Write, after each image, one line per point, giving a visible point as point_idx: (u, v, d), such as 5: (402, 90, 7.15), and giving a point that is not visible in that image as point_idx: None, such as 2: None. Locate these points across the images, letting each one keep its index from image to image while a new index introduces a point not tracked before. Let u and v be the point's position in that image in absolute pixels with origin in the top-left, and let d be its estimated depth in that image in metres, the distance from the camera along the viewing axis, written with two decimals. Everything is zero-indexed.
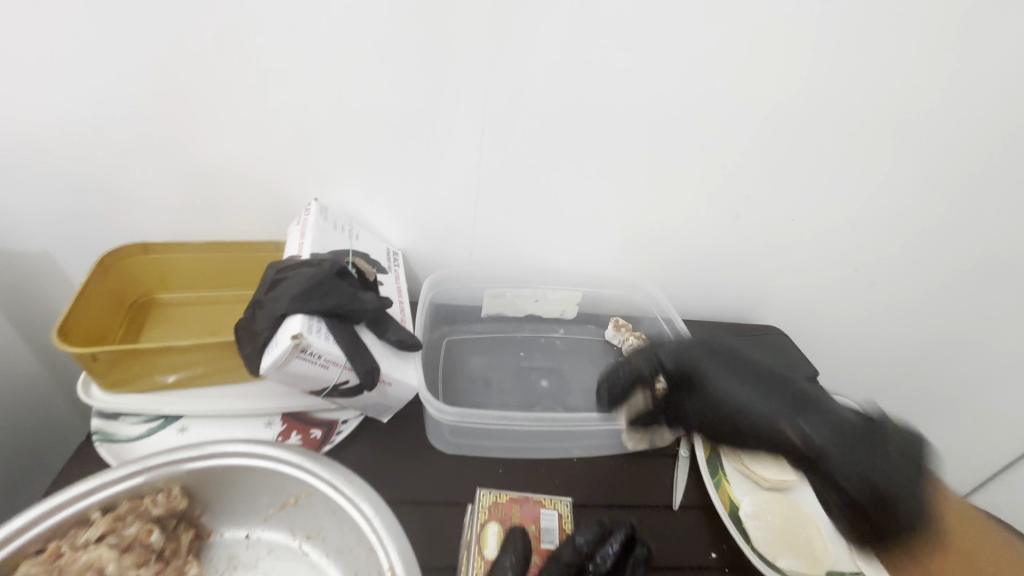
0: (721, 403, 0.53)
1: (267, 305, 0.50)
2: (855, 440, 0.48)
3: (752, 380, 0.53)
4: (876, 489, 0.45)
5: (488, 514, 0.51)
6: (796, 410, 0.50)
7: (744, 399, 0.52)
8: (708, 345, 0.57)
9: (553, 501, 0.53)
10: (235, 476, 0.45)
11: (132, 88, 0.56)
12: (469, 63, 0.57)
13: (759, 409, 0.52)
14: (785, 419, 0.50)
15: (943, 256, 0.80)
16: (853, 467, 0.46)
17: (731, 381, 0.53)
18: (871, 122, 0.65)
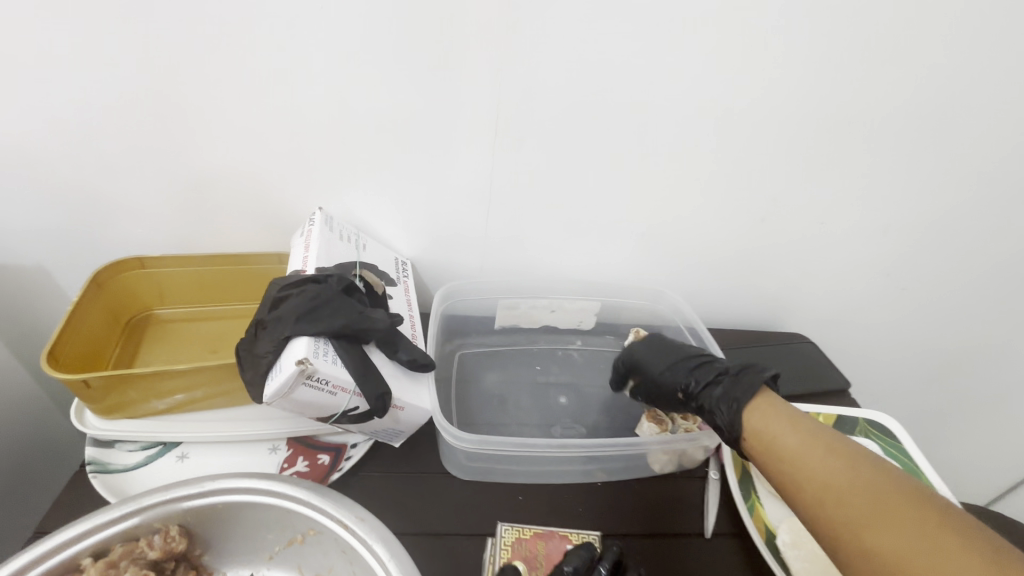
0: (644, 378, 0.61)
1: (270, 326, 0.46)
2: (728, 387, 0.51)
3: (666, 355, 0.60)
4: (730, 421, 0.48)
5: (511, 553, 0.47)
6: (686, 370, 0.56)
7: (656, 370, 0.59)
8: (648, 339, 0.65)
9: (579, 537, 0.48)
10: (237, 513, 0.42)
11: (122, 94, 0.53)
12: (482, 63, 0.54)
13: (663, 375, 0.58)
14: (680, 377, 0.56)
15: (980, 260, 0.76)
16: (719, 406, 0.50)
17: (651, 359, 0.61)
18: (909, 120, 0.61)
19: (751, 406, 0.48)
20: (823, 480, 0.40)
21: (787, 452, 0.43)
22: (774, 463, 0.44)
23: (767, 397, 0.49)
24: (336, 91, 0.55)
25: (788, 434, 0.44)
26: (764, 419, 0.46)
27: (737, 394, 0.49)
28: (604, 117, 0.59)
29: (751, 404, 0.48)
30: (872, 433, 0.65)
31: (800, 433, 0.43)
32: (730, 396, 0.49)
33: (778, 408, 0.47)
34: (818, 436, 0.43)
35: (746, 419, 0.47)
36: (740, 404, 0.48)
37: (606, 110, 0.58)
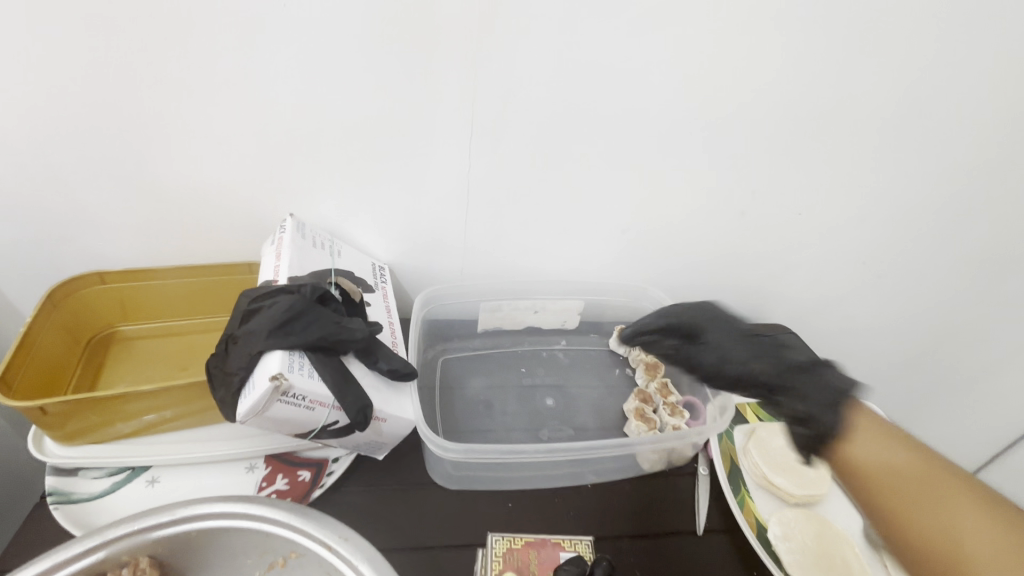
0: (700, 347, 0.53)
1: (242, 341, 0.44)
2: (822, 383, 0.45)
3: (734, 332, 0.53)
4: (833, 423, 0.42)
5: (504, 565, 0.46)
6: (759, 353, 0.50)
7: (725, 342, 0.52)
8: (709, 306, 0.57)
9: (571, 543, 0.48)
10: (214, 539, 0.40)
11: (76, 101, 0.50)
12: (452, 65, 0.52)
13: (732, 352, 0.51)
14: (763, 360, 0.50)
15: (949, 248, 0.78)
16: (813, 404, 0.44)
17: (721, 330, 0.54)
18: (882, 112, 0.62)
19: (857, 420, 0.42)
20: (953, 522, 0.36)
21: (899, 483, 0.39)
22: (881, 490, 0.39)
23: (870, 411, 0.43)
24: (308, 94, 0.53)
25: (896, 464, 0.39)
26: (875, 445, 0.41)
27: (846, 397, 0.43)
28: (583, 115, 0.58)
29: (856, 419, 0.42)
30: None
31: (910, 461, 0.39)
32: (837, 397, 0.44)
33: (882, 433, 0.41)
34: (925, 464, 0.39)
35: (850, 437, 0.42)
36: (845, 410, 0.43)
37: (585, 108, 0.57)
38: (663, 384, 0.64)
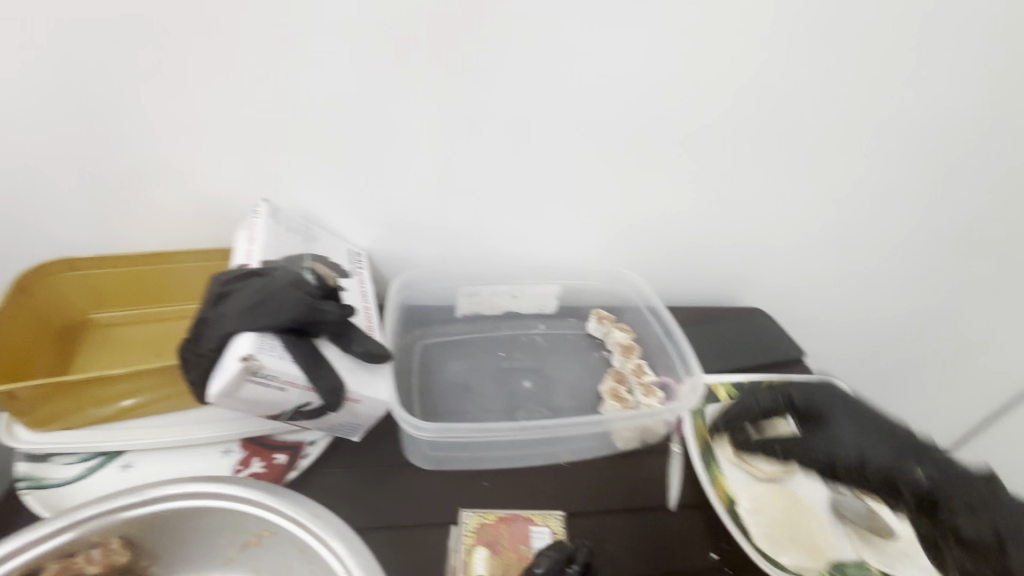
0: (844, 435, 0.49)
1: (213, 324, 0.44)
2: (983, 509, 0.43)
3: (878, 429, 0.48)
4: (977, 534, 0.43)
5: (475, 538, 0.48)
6: (928, 457, 0.46)
7: (872, 439, 0.48)
8: (837, 392, 0.53)
9: (543, 518, 0.50)
10: (188, 519, 0.40)
11: (44, 84, 0.49)
12: (421, 48, 0.52)
13: (897, 446, 0.47)
14: (891, 459, 0.47)
15: (917, 230, 0.80)
16: (982, 527, 0.43)
17: (849, 423, 0.49)
18: (850, 97, 0.63)
19: None
20: None
21: None
22: None
23: None
24: (281, 78, 0.53)
25: None
26: None
27: (978, 502, 0.44)
28: (557, 99, 0.58)
29: None
30: None
31: None
32: (972, 501, 0.44)
33: None
34: None
35: None
36: (985, 508, 0.43)
37: (560, 91, 0.58)
38: (636, 366, 0.65)
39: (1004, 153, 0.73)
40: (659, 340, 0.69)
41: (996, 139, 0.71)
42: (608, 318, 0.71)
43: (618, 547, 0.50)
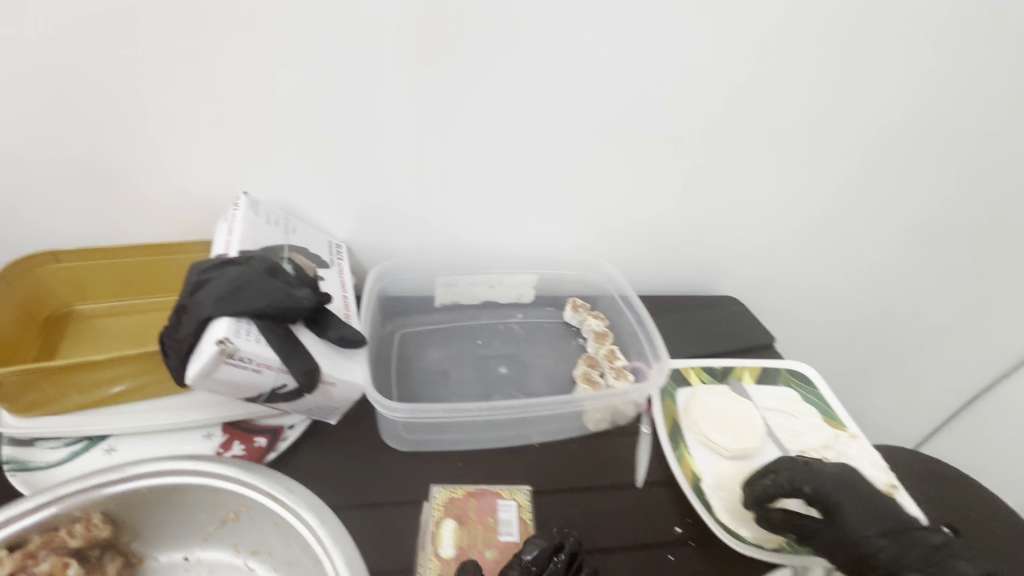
0: (864, 533, 0.48)
1: (191, 310, 0.46)
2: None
3: (883, 519, 0.49)
4: None
5: (443, 510, 0.49)
6: (930, 555, 0.48)
7: (879, 536, 0.48)
8: (852, 477, 0.51)
9: (509, 492, 0.52)
10: (166, 495, 0.42)
11: (24, 79, 0.51)
12: (393, 46, 0.54)
13: (905, 542, 0.48)
14: (907, 558, 0.48)
15: (884, 219, 0.82)
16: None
17: (858, 513, 0.49)
18: (812, 89, 0.65)
19: None
20: None
21: None
22: None
23: None
24: (256, 74, 0.54)
25: None
26: None
27: None
28: (527, 93, 0.60)
29: None
30: (794, 382, 0.70)
31: None
32: None
33: None
34: None
35: None
36: None
37: (530, 85, 0.59)
38: (609, 350, 0.68)
39: (967, 143, 0.75)
40: (631, 327, 0.71)
41: (958, 129, 0.73)
42: (583, 307, 0.74)
43: (585, 522, 0.51)
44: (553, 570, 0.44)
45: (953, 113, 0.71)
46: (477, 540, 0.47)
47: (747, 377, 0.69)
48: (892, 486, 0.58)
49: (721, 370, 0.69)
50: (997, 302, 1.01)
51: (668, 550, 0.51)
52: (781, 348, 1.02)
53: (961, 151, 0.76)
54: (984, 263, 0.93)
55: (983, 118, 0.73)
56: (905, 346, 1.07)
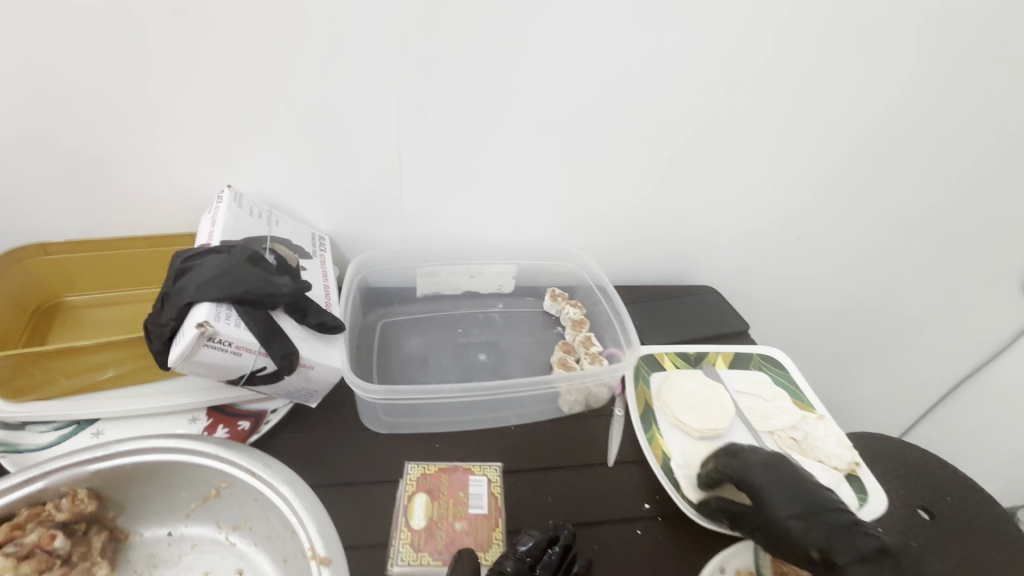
0: (776, 510, 0.49)
1: (173, 296, 0.48)
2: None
3: (797, 498, 0.50)
4: None
5: (415, 486, 0.51)
6: (837, 532, 0.48)
7: (790, 513, 0.49)
8: (773, 461, 0.53)
9: (481, 468, 0.53)
10: (149, 473, 0.45)
11: (9, 78, 0.52)
12: (370, 44, 0.56)
13: (815, 520, 0.48)
14: (814, 535, 0.48)
15: (858, 209, 0.84)
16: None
17: (780, 494, 0.50)
18: (784, 84, 0.66)
19: None
20: None
21: None
22: None
23: None
24: (236, 71, 0.56)
25: None
26: None
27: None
28: (502, 88, 0.61)
29: None
30: (765, 366, 0.72)
31: None
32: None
33: None
34: None
35: None
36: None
37: (504, 80, 0.61)
38: (585, 337, 0.70)
39: (939, 136, 0.77)
40: (607, 315, 0.73)
41: (929, 121, 0.75)
42: (562, 296, 0.76)
43: (556, 499, 0.53)
44: (547, 560, 0.46)
45: (924, 105, 0.72)
46: (449, 513, 0.49)
47: (720, 362, 0.71)
48: (854, 463, 0.61)
49: (695, 356, 0.72)
50: (973, 292, 1.02)
51: (635, 525, 0.52)
52: (760, 336, 1.05)
53: (933, 142, 0.77)
54: (959, 253, 0.95)
55: (955, 110, 0.74)
56: (884, 335, 1.09)
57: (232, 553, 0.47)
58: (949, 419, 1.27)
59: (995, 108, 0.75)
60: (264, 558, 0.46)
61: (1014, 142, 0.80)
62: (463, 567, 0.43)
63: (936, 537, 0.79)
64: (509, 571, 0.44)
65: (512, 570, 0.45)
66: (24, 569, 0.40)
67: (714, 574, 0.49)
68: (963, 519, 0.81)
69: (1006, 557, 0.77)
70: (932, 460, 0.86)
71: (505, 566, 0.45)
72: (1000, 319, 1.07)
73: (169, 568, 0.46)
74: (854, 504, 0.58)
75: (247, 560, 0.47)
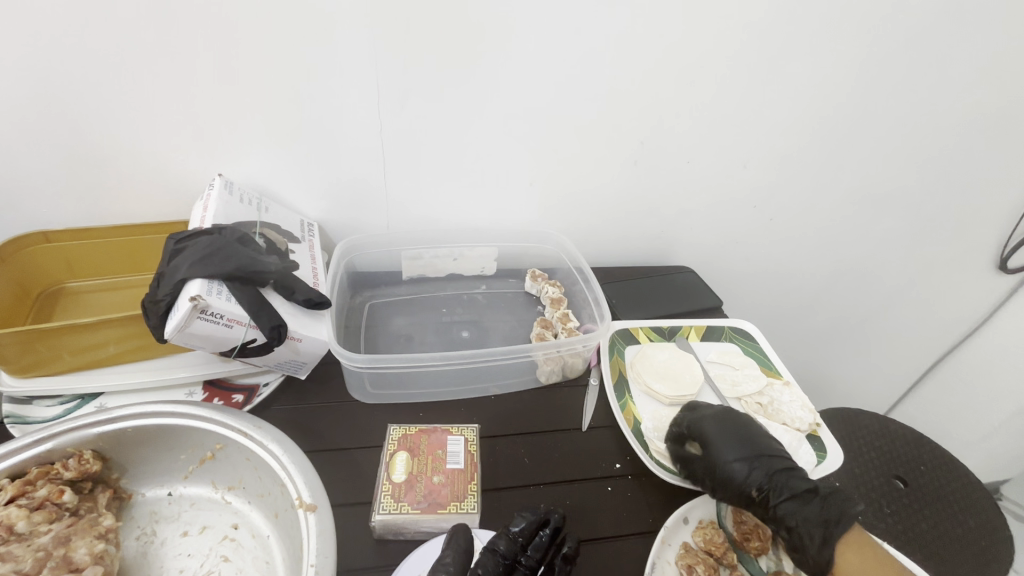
0: (721, 458, 0.54)
1: (168, 274, 0.51)
2: (805, 522, 0.50)
3: (741, 448, 0.55)
4: (817, 554, 0.49)
5: (397, 445, 0.53)
6: (773, 474, 0.53)
7: (733, 460, 0.54)
8: (724, 416, 0.59)
9: (459, 428, 0.55)
10: (148, 436, 0.51)
11: (10, 75, 0.55)
12: (352, 38, 0.59)
13: (755, 465, 0.54)
14: (754, 477, 0.53)
15: (827, 189, 0.88)
16: (807, 527, 0.50)
17: (727, 445, 0.55)
18: (748, 69, 0.70)
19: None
20: None
21: None
22: None
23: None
24: (222, 64, 0.59)
25: None
26: None
27: (819, 514, 0.51)
28: (477, 76, 0.64)
29: None
30: (736, 338, 0.76)
31: None
32: (811, 515, 0.50)
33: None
34: None
35: None
36: (824, 533, 0.50)
37: (478, 69, 0.64)
38: (563, 313, 0.74)
39: (902, 117, 0.80)
40: (584, 293, 0.77)
41: (892, 101, 0.78)
42: (542, 277, 0.79)
43: (532, 459, 0.57)
44: (538, 542, 0.48)
45: (884, 86, 0.76)
46: (427, 469, 0.51)
47: (693, 335, 0.75)
48: (815, 424, 0.64)
49: (668, 330, 0.75)
50: (945, 268, 1.06)
51: (607, 482, 0.56)
52: (740, 315, 1.08)
53: (895, 122, 0.81)
54: (928, 230, 0.99)
55: (916, 92, 0.77)
56: (861, 312, 1.13)
57: (228, 510, 0.53)
58: (931, 395, 1.30)
59: (954, 87, 0.78)
60: (258, 512, 0.53)
61: (976, 120, 0.83)
62: (455, 549, 0.45)
63: (908, 504, 0.81)
64: (501, 549, 0.47)
65: (505, 548, 0.47)
66: (36, 517, 0.45)
67: (679, 524, 0.53)
68: (936, 488, 0.82)
69: (976, 520, 0.78)
70: (906, 431, 0.89)
71: (497, 545, 0.47)
72: (974, 295, 1.10)
73: (171, 523, 0.52)
74: (814, 461, 0.61)
75: (242, 515, 0.53)
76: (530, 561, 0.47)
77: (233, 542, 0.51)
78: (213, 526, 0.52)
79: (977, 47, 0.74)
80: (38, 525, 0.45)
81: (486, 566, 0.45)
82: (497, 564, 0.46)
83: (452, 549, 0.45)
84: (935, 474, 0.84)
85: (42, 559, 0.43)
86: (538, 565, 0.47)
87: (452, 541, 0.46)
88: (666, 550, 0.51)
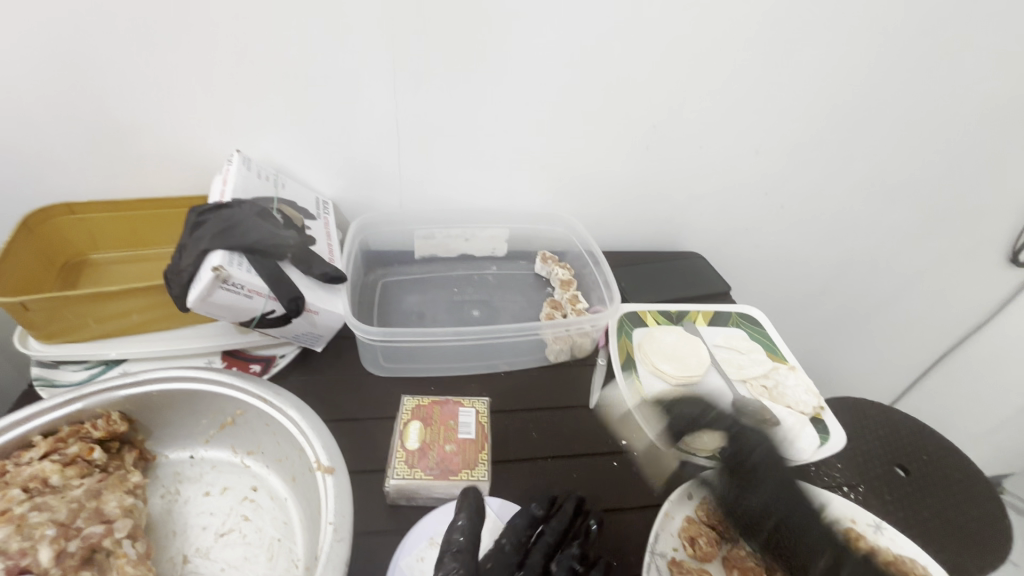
0: (749, 482, 0.52)
1: (190, 245, 0.52)
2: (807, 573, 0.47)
3: (761, 491, 0.51)
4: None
5: (410, 415, 0.54)
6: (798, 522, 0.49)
7: (759, 492, 0.51)
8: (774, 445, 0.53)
9: (470, 401, 0.57)
10: (172, 400, 0.53)
11: (34, 50, 0.56)
12: (368, 19, 0.59)
13: (783, 503, 0.50)
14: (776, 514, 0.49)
15: (839, 177, 0.87)
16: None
17: (762, 470, 0.52)
18: (763, 55, 0.69)
19: None
20: None
21: None
22: None
23: None
24: (240, 43, 0.60)
25: None
26: None
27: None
28: (490, 57, 0.65)
29: None
30: (743, 323, 0.77)
31: None
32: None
33: None
34: None
35: None
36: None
37: (493, 51, 0.64)
38: (572, 295, 0.75)
39: (917, 107, 0.80)
40: (593, 276, 0.78)
41: (907, 89, 0.77)
42: (552, 259, 0.80)
43: (540, 434, 0.58)
44: (562, 514, 0.49)
45: (901, 74, 0.75)
46: (438, 437, 0.53)
47: (699, 319, 0.76)
48: (819, 407, 0.66)
49: (676, 313, 0.76)
50: (956, 261, 1.05)
51: (613, 458, 0.57)
52: (748, 302, 1.09)
53: (910, 111, 0.80)
54: (940, 222, 0.98)
55: (931, 82, 0.77)
56: (868, 302, 1.13)
57: (247, 473, 0.55)
58: (937, 387, 1.31)
59: (971, 78, 0.77)
60: (276, 476, 0.55)
61: (993, 111, 0.82)
62: (466, 514, 0.46)
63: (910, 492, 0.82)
64: (520, 522, 0.48)
65: (524, 521, 0.48)
66: (68, 472, 0.47)
67: (682, 498, 0.54)
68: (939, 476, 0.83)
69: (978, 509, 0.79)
70: (910, 420, 0.89)
71: (516, 519, 0.48)
72: (984, 288, 1.10)
73: (194, 484, 0.54)
74: (816, 443, 0.62)
75: (261, 478, 0.55)
76: (552, 530, 0.48)
77: (252, 503, 0.53)
78: (233, 488, 0.54)
79: (995, 35, 0.72)
80: (70, 479, 0.47)
81: (508, 538, 0.47)
82: (520, 536, 0.47)
83: (463, 514, 0.46)
84: (937, 463, 0.85)
85: (76, 509, 0.45)
86: (563, 537, 0.48)
87: (463, 508, 0.47)
88: (669, 522, 0.52)
